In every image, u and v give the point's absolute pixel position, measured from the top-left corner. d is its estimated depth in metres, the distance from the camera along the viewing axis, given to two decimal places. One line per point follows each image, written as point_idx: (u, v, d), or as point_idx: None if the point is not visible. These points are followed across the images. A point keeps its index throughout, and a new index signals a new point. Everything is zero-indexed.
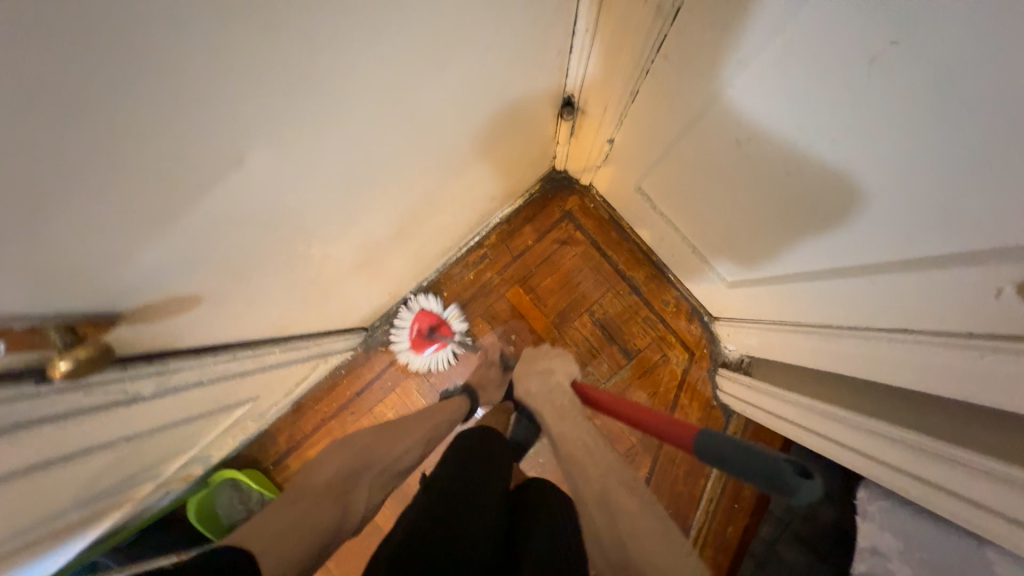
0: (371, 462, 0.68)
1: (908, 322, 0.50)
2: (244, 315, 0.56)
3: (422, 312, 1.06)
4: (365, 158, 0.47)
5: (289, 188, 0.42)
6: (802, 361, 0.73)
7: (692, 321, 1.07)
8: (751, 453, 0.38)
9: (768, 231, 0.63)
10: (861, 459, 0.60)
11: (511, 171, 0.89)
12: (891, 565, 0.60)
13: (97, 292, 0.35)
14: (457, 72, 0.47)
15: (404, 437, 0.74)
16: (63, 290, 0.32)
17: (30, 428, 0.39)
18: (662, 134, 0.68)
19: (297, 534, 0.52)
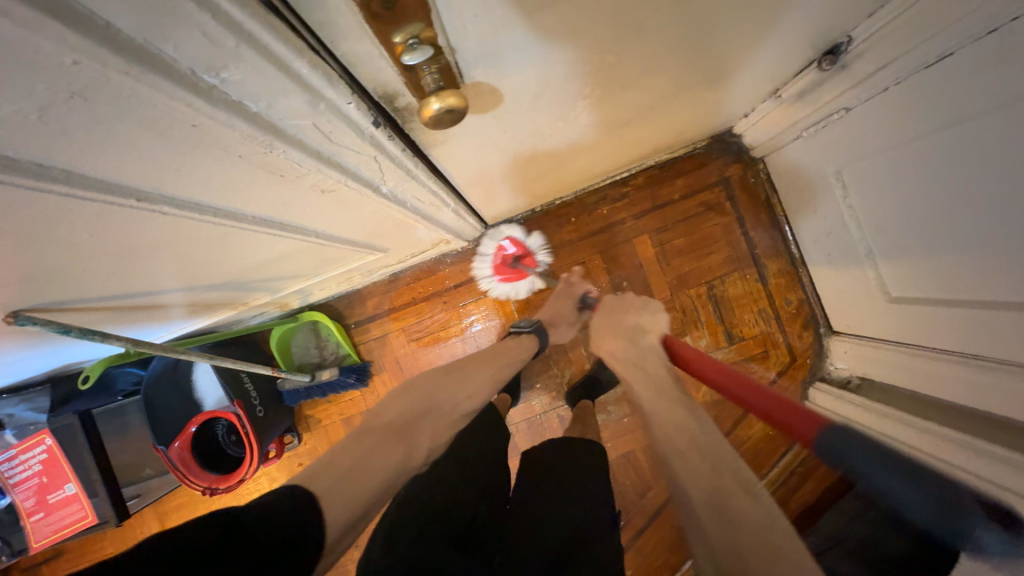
0: (433, 408, 0.59)
1: None
2: (481, 152, 0.54)
3: (511, 238, 1.04)
4: (706, 15, 0.43)
5: (656, 10, 0.38)
6: (950, 392, 0.73)
7: (807, 328, 1.04)
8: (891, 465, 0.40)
9: (998, 255, 0.57)
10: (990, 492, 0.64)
11: (714, 111, 0.84)
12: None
13: (485, 46, 0.32)
14: None
15: (466, 384, 0.65)
16: (479, 24, 0.30)
17: (323, 168, 0.38)
18: (930, 114, 0.59)
19: (360, 479, 0.44)
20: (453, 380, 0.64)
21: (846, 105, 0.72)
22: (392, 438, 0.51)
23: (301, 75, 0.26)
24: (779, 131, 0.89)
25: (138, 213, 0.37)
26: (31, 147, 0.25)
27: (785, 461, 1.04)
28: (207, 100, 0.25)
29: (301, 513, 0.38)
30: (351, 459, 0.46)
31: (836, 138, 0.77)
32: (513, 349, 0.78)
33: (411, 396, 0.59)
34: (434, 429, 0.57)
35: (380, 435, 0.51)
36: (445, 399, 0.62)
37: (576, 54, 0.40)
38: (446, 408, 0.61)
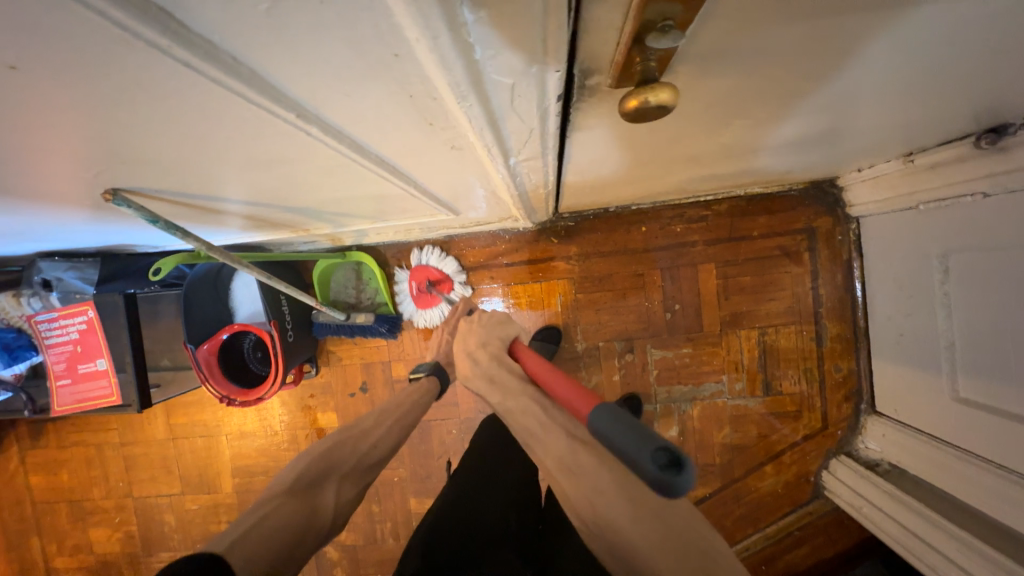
0: (339, 461, 0.62)
1: None
2: (613, 146, 0.51)
3: (419, 268, 1.06)
4: (912, 66, 0.40)
5: (873, 48, 0.35)
6: (993, 510, 0.70)
7: (847, 400, 1.01)
8: (633, 431, 0.41)
9: None
10: None
11: (829, 159, 0.79)
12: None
13: (712, 45, 0.29)
14: None
15: (369, 434, 0.67)
16: (728, 18, 0.27)
17: (481, 130, 0.35)
18: None
19: (259, 540, 0.49)
20: (353, 436, 0.66)
21: (984, 190, 0.67)
22: (291, 498, 0.54)
23: (546, 30, 0.23)
24: (890, 196, 0.84)
25: (283, 128, 0.35)
26: (242, 40, 0.22)
27: (786, 521, 1.03)
28: (447, 37, 0.22)
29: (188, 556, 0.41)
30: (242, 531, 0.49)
31: (957, 219, 0.72)
32: (409, 396, 0.78)
33: (317, 454, 0.61)
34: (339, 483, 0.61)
35: (281, 496, 0.54)
36: (348, 451, 0.64)
37: (771, 76, 0.37)
38: (350, 460, 0.63)
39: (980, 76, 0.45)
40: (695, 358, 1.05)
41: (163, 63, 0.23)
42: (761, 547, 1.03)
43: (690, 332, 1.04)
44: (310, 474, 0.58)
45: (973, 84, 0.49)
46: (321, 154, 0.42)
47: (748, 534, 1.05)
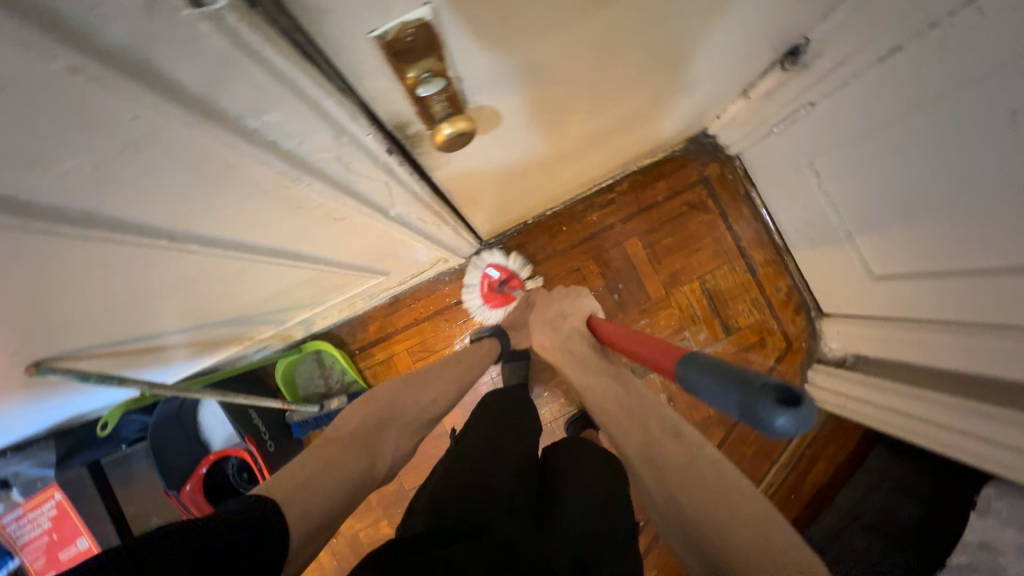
0: (399, 413, 0.69)
1: None
2: (479, 170, 0.57)
3: (491, 265, 1.07)
4: (676, 35, 0.48)
5: (628, 33, 0.43)
6: (941, 361, 0.77)
7: (798, 313, 1.08)
8: (734, 373, 0.42)
9: (969, 229, 0.61)
10: (999, 451, 0.67)
11: (687, 118, 0.89)
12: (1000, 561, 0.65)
13: (488, 75, 0.36)
14: None
15: (429, 389, 0.74)
16: (483, 52, 0.33)
17: (341, 197, 0.40)
18: (890, 104, 0.64)
19: (322, 485, 0.52)
20: (409, 389, 0.72)
21: (810, 100, 0.78)
22: (353, 448, 0.59)
23: (329, 111, 0.29)
24: (751, 129, 0.94)
25: (167, 254, 0.39)
26: (83, 197, 0.27)
27: (794, 444, 1.07)
28: (247, 141, 0.28)
29: (267, 512, 0.46)
30: (304, 473, 0.52)
31: (805, 131, 0.82)
32: (478, 351, 0.87)
33: (378, 405, 0.67)
34: (392, 437, 0.66)
35: (343, 445, 0.59)
36: (408, 404, 0.70)
37: (563, 77, 0.44)
38: (403, 417, 0.69)
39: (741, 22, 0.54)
40: (656, 326, 1.10)
41: (20, 236, 0.27)
42: (782, 478, 1.06)
43: (642, 303, 1.10)
44: (369, 427, 0.64)
45: (746, 28, 0.58)
46: (219, 265, 0.46)
47: (766, 471, 1.07)
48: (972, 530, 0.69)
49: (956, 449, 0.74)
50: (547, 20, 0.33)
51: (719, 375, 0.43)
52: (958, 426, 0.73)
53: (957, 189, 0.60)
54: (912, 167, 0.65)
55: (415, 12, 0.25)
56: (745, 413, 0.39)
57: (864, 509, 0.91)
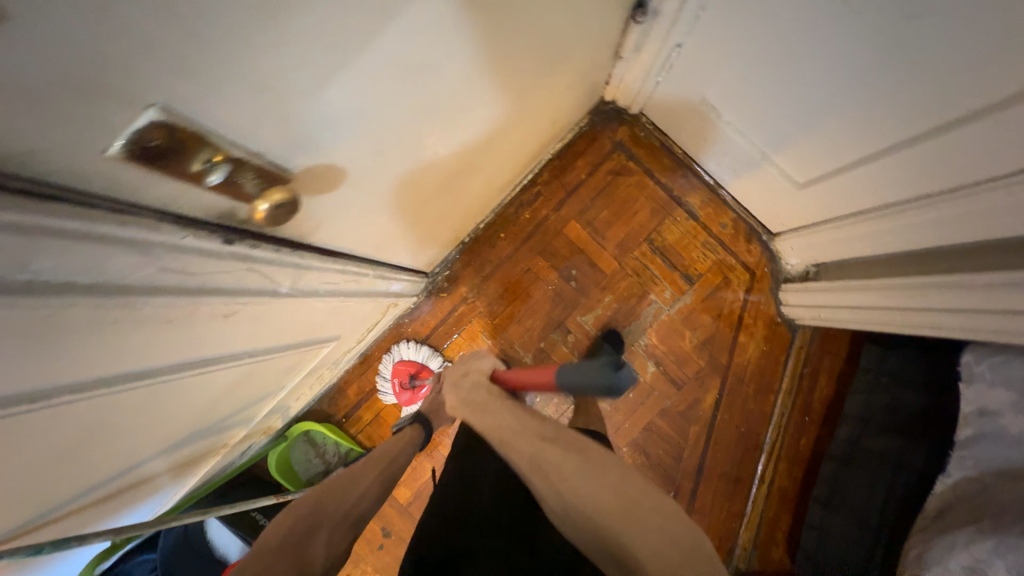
0: (331, 509, 0.59)
1: None
2: (364, 218, 0.57)
3: (397, 364, 1.07)
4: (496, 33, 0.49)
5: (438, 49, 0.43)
6: (887, 245, 0.77)
7: (750, 241, 1.08)
8: (584, 366, 0.53)
9: (863, 108, 0.61)
10: (956, 317, 0.67)
11: (573, 97, 0.89)
12: (1004, 421, 0.63)
13: (293, 139, 0.36)
14: None
15: (370, 473, 0.67)
16: (272, 122, 0.33)
17: (201, 299, 0.40)
18: (743, 22, 0.65)
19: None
20: (350, 478, 0.64)
21: (676, 42, 0.78)
22: (287, 559, 0.52)
23: (121, 236, 0.29)
24: (640, 85, 0.95)
25: (46, 414, 0.38)
26: None
27: (791, 367, 1.07)
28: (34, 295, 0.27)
29: None
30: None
31: (685, 70, 0.82)
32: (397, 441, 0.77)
33: (316, 495, 0.59)
34: (330, 535, 0.58)
35: (269, 556, 0.52)
36: (348, 493, 0.63)
37: (392, 110, 0.44)
38: (344, 508, 0.61)
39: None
40: (620, 298, 1.09)
41: None
42: (791, 404, 1.06)
43: (600, 282, 1.10)
44: (304, 528, 0.56)
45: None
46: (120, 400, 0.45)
47: (773, 402, 1.08)
48: (964, 399, 0.67)
49: (925, 327, 0.73)
50: (325, 69, 0.33)
51: (581, 371, 0.53)
52: (916, 305, 0.73)
53: (836, 75, 0.60)
54: (789, 69, 0.65)
55: (137, 121, 0.25)
56: (604, 391, 0.50)
57: (872, 410, 0.89)
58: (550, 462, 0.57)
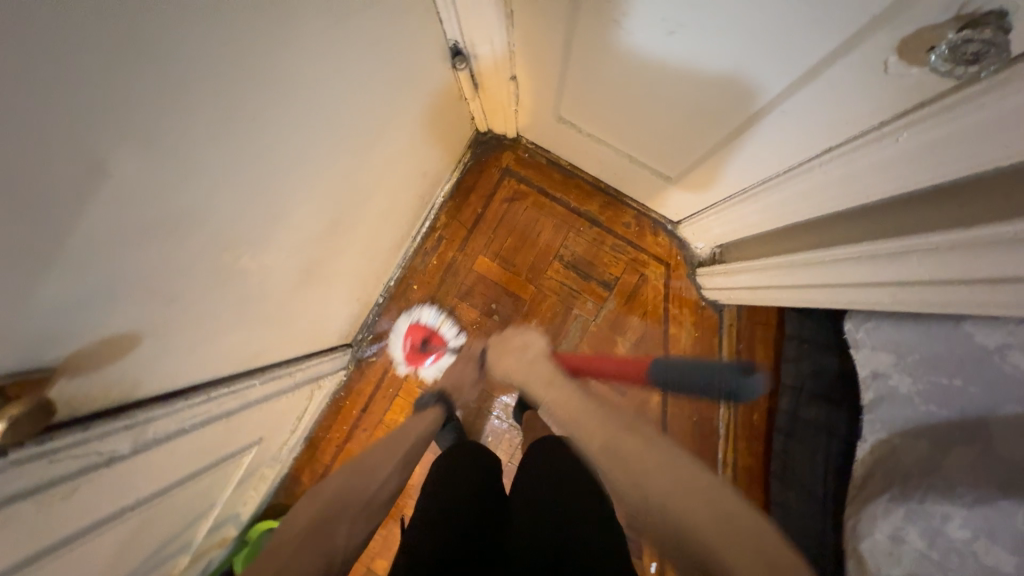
0: (353, 498, 0.60)
1: (861, 122, 0.49)
2: (204, 348, 0.55)
3: (412, 325, 1.08)
4: (274, 146, 0.49)
5: (199, 191, 0.42)
6: (755, 224, 0.77)
7: (656, 233, 1.08)
8: None
9: (693, 99, 0.62)
10: (828, 293, 0.65)
11: (434, 145, 0.89)
12: (893, 382, 0.61)
13: (29, 340, 0.34)
14: (321, 38, 0.47)
15: (380, 465, 0.66)
16: None
17: (6, 510, 0.38)
18: (557, 46, 0.66)
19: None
20: (368, 469, 0.65)
21: (509, 74, 0.78)
22: (308, 540, 0.50)
23: None
24: (503, 113, 0.95)
25: None
26: None
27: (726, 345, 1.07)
28: None
29: None
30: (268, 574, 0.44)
31: (532, 93, 0.82)
32: (416, 420, 0.77)
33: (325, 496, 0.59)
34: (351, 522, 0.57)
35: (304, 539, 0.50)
36: (363, 484, 0.62)
37: (167, 258, 0.43)
38: (363, 497, 0.61)
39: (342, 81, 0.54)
40: (545, 321, 1.08)
41: None
42: (736, 380, 1.06)
43: (522, 310, 1.09)
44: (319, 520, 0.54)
45: (369, 79, 0.59)
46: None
47: None
48: (860, 363, 0.65)
49: (803, 303, 0.72)
50: (37, 269, 0.32)
51: None
52: (792, 281, 0.71)
53: (653, 73, 0.60)
54: (619, 73, 0.65)
55: None
56: None
57: (801, 378, 0.89)
58: (628, 459, 0.50)
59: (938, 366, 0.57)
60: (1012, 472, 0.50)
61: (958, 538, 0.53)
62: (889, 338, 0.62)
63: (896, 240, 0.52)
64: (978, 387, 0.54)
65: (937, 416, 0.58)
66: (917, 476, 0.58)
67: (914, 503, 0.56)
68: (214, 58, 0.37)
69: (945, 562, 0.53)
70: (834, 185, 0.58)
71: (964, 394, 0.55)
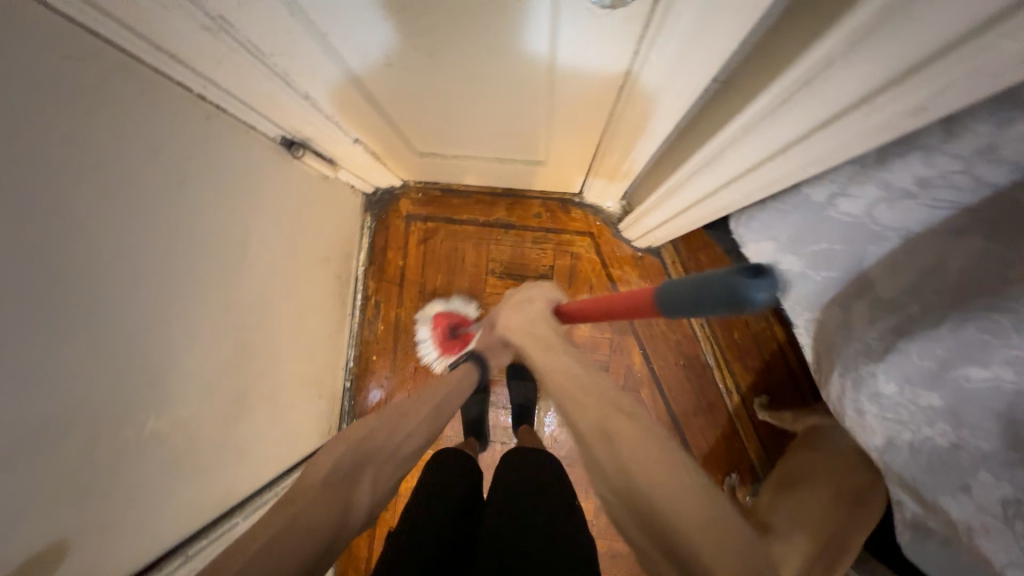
0: (375, 453, 0.58)
1: (630, 55, 0.50)
2: (153, 517, 0.57)
3: (440, 314, 1.09)
4: (131, 313, 0.51)
5: (63, 388, 0.44)
6: (628, 168, 0.79)
7: (568, 210, 1.10)
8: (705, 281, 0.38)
9: (496, 91, 0.63)
10: (703, 208, 0.65)
11: (321, 228, 0.91)
12: (784, 264, 0.66)
13: None
14: (137, 201, 0.50)
15: (413, 416, 0.66)
16: None
17: None
18: (365, 100, 0.68)
19: (291, 538, 0.44)
20: (398, 417, 0.65)
21: (352, 139, 0.81)
22: (330, 492, 0.51)
23: None
24: (376, 171, 0.98)
25: None
26: None
27: None
28: None
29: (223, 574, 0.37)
30: (285, 517, 0.46)
31: (383, 144, 0.85)
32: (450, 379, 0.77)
33: (347, 444, 0.57)
34: (375, 472, 0.57)
35: (315, 489, 0.50)
36: (383, 436, 0.60)
37: (62, 461, 0.45)
38: (388, 451, 0.60)
39: (188, 226, 0.57)
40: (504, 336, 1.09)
41: None
42: (704, 313, 1.05)
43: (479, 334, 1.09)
44: (355, 459, 0.55)
45: (216, 210, 0.62)
46: None
47: (688, 323, 1.07)
48: (755, 258, 0.72)
49: (698, 221, 0.72)
50: None
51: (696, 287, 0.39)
52: (677, 207, 0.72)
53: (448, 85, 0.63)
54: (419, 97, 0.67)
55: None
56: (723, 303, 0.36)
57: None
58: (618, 431, 0.47)
59: (800, 240, 0.60)
60: (905, 303, 0.50)
61: (892, 391, 0.52)
62: (765, 229, 0.67)
63: (708, 143, 0.52)
64: (841, 245, 0.55)
65: (835, 282, 0.57)
66: (844, 348, 0.58)
67: (848, 374, 0.57)
68: (17, 277, 0.39)
69: (900, 417, 0.52)
70: (649, 116, 0.59)
71: (834, 254, 0.56)
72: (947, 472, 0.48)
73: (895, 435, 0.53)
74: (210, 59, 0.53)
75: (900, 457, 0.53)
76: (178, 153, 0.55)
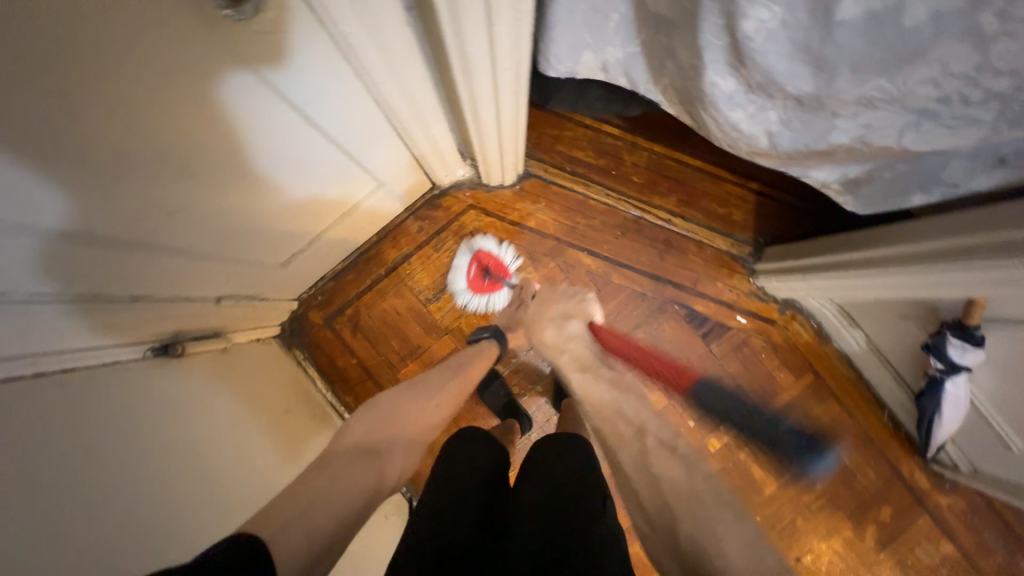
0: (403, 426, 0.67)
1: (342, 50, 0.54)
2: None
3: (484, 252, 1.10)
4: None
5: None
6: (436, 136, 0.83)
7: (436, 206, 1.12)
8: None
9: (283, 164, 0.65)
10: (506, 111, 0.71)
11: (264, 391, 0.90)
12: (610, 57, 0.75)
13: None
14: (83, 489, 0.48)
15: (443, 394, 0.75)
16: None
17: None
18: (202, 261, 0.69)
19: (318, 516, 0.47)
20: (424, 400, 0.72)
21: (215, 301, 0.79)
22: (353, 476, 0.55)
23: None
24: (264, 310, 0.96)
25: None
26: None
27: (563, 180, 1.12)
28: None
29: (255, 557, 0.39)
30: (303, 501, 0.48)
31: (247, 284, 0.84)
32: (473, 355, 0.86)
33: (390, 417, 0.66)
34: (398, 448, 0.65)
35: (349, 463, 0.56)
36: (415, 408, 0.70)
37: None
38: (412, 424, 0.68)
39: (126, 482, 0.53)
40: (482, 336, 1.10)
41: None
42: (599, 183, 1.11)
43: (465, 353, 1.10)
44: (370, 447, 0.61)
45: (165, 441, 0.61)
46: None
47: (596, 200, 1.12)
48: (591, 72, 0.79)
49: (517, 124, 0.78)
50: None
51: None
52: (489, 129, 0.77)
53: (242, 192, 0.64)
54: (232, 223, 0.67)
55: None
56: None
57: None
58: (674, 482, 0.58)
59: (598, 25, 0.69)
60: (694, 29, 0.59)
61: (733, 92, 0.63)
62: (572, 48, 0.73)
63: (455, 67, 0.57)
64: None
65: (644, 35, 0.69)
66: (691, 84, 0.68)
67: (707, 108, 0.67)
68: None
69: (763, 109, 0.64)
70: (401, 85, 0.63)
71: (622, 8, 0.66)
72: (816, 129, 0.63)
73: (768, 124, 0.66)
74: (38, 333, 0.51)
75: (786, 137, 0.67)
76: (103, 424, 0.54)
